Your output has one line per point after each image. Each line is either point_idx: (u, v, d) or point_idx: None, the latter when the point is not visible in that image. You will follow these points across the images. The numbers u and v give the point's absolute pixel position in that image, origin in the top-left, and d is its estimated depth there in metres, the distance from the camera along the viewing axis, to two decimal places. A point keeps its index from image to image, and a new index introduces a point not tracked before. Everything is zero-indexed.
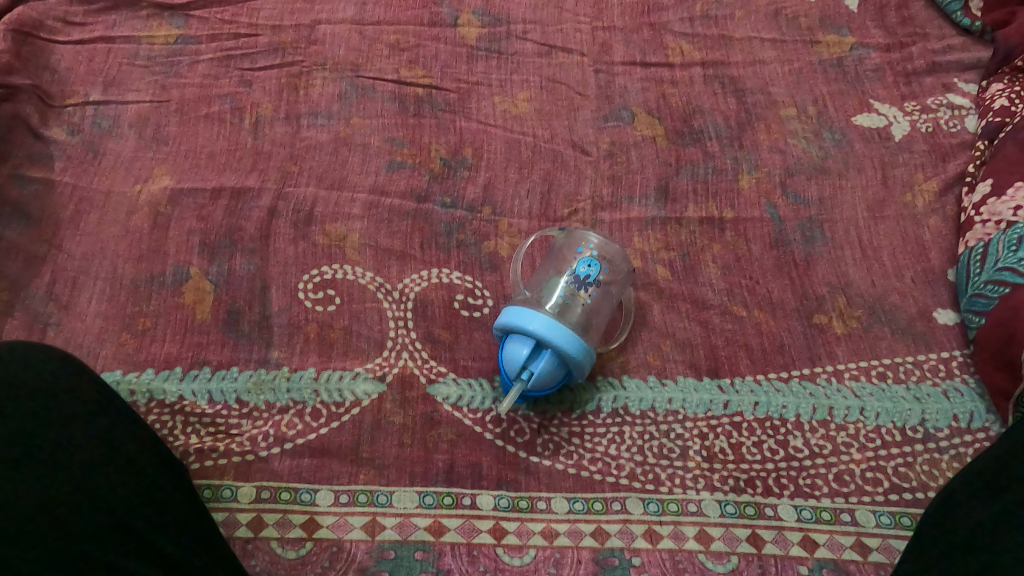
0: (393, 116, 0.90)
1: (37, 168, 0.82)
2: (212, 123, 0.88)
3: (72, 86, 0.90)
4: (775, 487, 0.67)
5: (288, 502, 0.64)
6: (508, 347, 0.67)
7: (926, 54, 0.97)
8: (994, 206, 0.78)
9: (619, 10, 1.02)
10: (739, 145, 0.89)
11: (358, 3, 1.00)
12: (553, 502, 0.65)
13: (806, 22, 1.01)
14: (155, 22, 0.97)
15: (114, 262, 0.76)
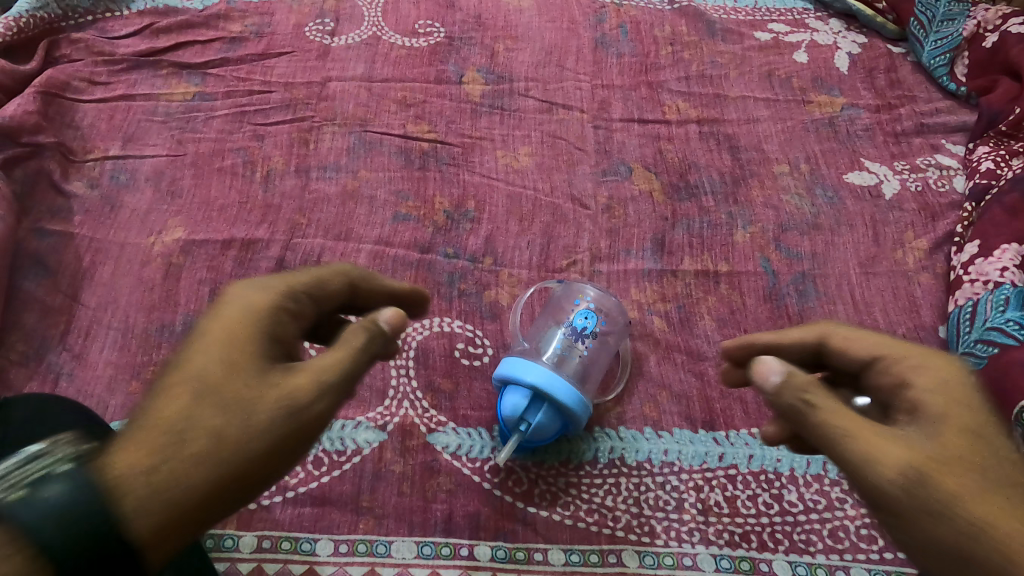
0: (400, 170, 0.93)
1: (57, 221, 0.86)
2: (225, 176, 0.92)
3: (94, 142, 0.94)
4: (770, 542, 0.67)
5: (289, 551, 0.65)
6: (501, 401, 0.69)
7: (914, 116, 1.01)
8: (982, 265, 0.80)
9: (618, 69, 1.07)
10: (734, 201, 0.92)
11: (368, 61, 1.05)
12: (550, 554, 0.66)
13: (798, 83, 1.05)
14: (175, 80, 1.02)
15: (126, 312, 0.79)
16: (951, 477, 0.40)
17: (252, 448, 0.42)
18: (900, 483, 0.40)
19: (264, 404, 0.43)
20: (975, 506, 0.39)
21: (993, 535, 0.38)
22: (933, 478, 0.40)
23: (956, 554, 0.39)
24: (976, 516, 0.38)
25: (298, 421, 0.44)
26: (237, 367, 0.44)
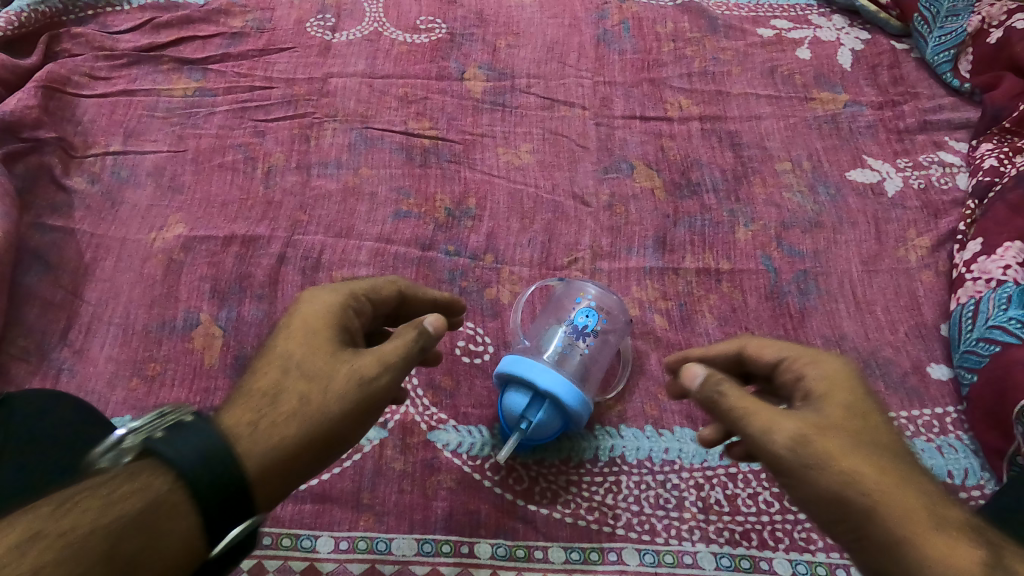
0: (401, 167, 0.93)
1: (58, 217, 0.86)
2: (226, 172, 0.92)
3: (95, 138, 0.94)
4: (770, 541, 0.67)
5: (290, 548, 0.65)
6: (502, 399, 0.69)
7: (917, 113, 1.00)
8: (984, 264, 0.80)
9: (620, 65, 1.06)
10: (736, 199, 0.92)
11: (369, 58, 1.04)
12: (550, 552, 0.66)
13: (801, 79, 1.05)
14: (176, 76, 1.01)
15: (127, 308, 0.79)
16: (833, 438, 0.48)
17: (331, 416, 0.50)
18: (788, 443, 0.48)
19: (341, 379, 0.51)
20: (852, 461, 0.46)
21: (866, 484, 0.45)
22: (816, 440, 0.48)
23: (836, 503, 0.46)
24: (851, 468, 0.46)
25: (369, 393, 0.52)
26: (319, 349, 0.52)
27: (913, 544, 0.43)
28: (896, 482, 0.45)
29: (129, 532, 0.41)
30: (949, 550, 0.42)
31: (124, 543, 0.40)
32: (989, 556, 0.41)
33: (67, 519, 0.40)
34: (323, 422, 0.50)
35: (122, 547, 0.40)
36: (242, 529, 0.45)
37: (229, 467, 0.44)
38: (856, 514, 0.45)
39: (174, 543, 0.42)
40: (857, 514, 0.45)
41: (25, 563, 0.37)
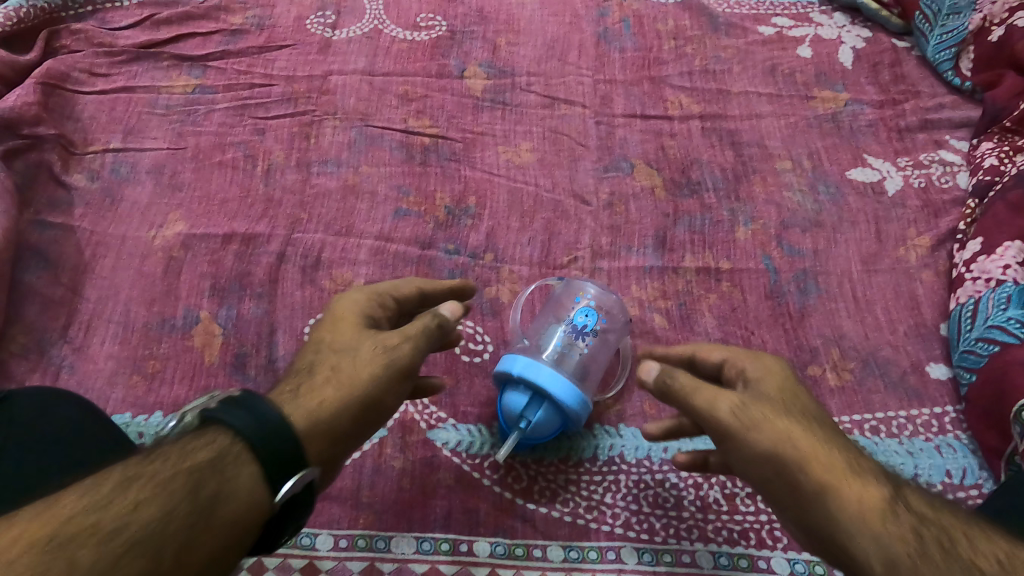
0: (401, 165, 0.93)
1: (58, 214, 0.86)
2: (226, 170, 0.92)
3: (94, 135, 0.94)
4: (769, 540, 0.68)
5: (289, 546, 0.65)
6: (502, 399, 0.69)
7: (918, 111, 1.00)
8: (984, 264, 0.80)
9: (621, 63, 1.06)
10: (736, 198, 0.92)
11: (369, 55, 1.04)
12: (549, 550, 0.66)
13: (802, 78, 1.05)
14: (175, 72, 1.01)
15: (127, 305, 0.79)
16: (766, 407, 0.54)
17: (361, 381, 0.56)
18: (729, 412, 0.54)
19: (367, 350, 0.57)
20: (783, 423, 0.52)
21: (795, 442, 0.51)
22: (751, 408, 0.54)
23: (773, 460, 0.51)
24: (782, 428, 0.52)
25: (395, 360, 0.57)
26: (347, 331, 0.59)
27: (836, 487, 0.48)
28: (820, 440, 0.51)
29: (208, 473, 0.44)
30: (863, 489, 0.48)
31: (205, 484, 0.44)
32: (893, 492, 0.48)
33: (156, 463, 0.43)
34: (353, 386, 0.55)
35: (203, 486, 0.43)
36: (296, 477, 0.47)
37: (276, 421, 0.48)
38: (789, 467, 0.51)
39: (244, 488, 0.45)
40: (790, 468, 0.50)
41: (126, 498, 0.41)
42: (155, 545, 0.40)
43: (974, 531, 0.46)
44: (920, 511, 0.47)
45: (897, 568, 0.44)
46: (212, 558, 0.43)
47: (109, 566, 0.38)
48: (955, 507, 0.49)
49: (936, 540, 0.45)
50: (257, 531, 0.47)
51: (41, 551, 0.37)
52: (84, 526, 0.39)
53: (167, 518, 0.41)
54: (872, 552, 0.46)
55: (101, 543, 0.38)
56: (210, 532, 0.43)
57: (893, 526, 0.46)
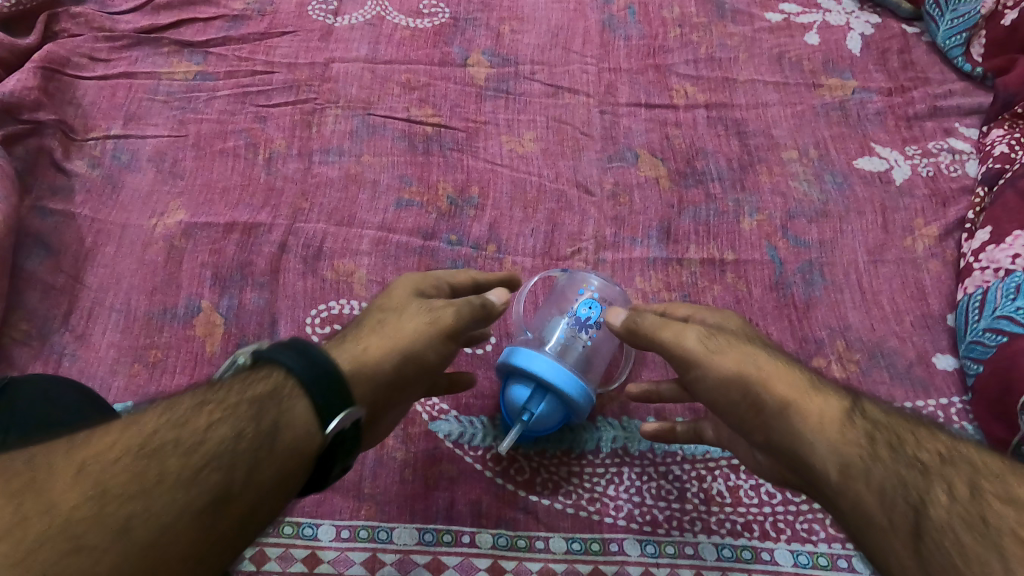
0: (403, 154, 0.92)
1: (59, 201, 0.86)
2: (227, 158, 0.91)
3: (95, 121, 0.93)
4: (772, 532, 0.68)
5: (292, 536, 0.65)
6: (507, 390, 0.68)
7: (927, 99, 0.99)
8: (993, 253, 0.79)
9: (626, 51, 1.05)
10: (741, 188, 0.91)
11: (371, 43, 1.03)
12: (552, 542, 0.66)
13: (809, 66, 1.03)
14: (176, 59, 1.00)
15: (129, 294, 0.79)
16: (731, 341, 0.60)
17: (405, 334, 0.60)
18: (694, 343, 0.59)
19: (414, 310, 0.62)
20: (745, 352, 0.58)
21: (758, 367, 0.56)
22: (716, 340, 0.59)
23: (737, 384, 0.56)
24: (744, 356, 0.57)
25: (439, 321, 0.62)
26: (398, 300, 0.64)
27: (795, 402, 0.53)
28: (782, 366, 0.57)
29: (267, 404, 0.48)
30: (821, 403, 0.53)
31: (265, 413, 0.48)
32: (849, 405, 0.53)
33: (223, 392, 0.48)
34: (398, 340, 0.60)
35: (263, 414, 0.47)
36: (343, 416, 0.51)
37: (325, 362, 0.52)
38: (752, 390, 0.56)
39: (299, 419, 0.49)
40: (753, 389, 0.56)
41: (200, 418, 0.46)
42: (227, 462, 0.44)
43: (921, 430, 0.50)
44: (873, 418, 0.51)
45: (849, 470, 0.48)
46: (275, 483, 0.47)
47: (190, 477, 0.42)
48: (910, 413, 0.53)
49: (886, 442, 0.49)
50: (311, 466, 0.50)
51: (132, 458, 0.42)
52: (166, 440, 0.43)
53: (235, 439, 0.45)
54: (828, 458, 0.50)
55: (182, 455, 0.43)
56: (273, 458, 0.47)
57: (846, 433, 0.50)
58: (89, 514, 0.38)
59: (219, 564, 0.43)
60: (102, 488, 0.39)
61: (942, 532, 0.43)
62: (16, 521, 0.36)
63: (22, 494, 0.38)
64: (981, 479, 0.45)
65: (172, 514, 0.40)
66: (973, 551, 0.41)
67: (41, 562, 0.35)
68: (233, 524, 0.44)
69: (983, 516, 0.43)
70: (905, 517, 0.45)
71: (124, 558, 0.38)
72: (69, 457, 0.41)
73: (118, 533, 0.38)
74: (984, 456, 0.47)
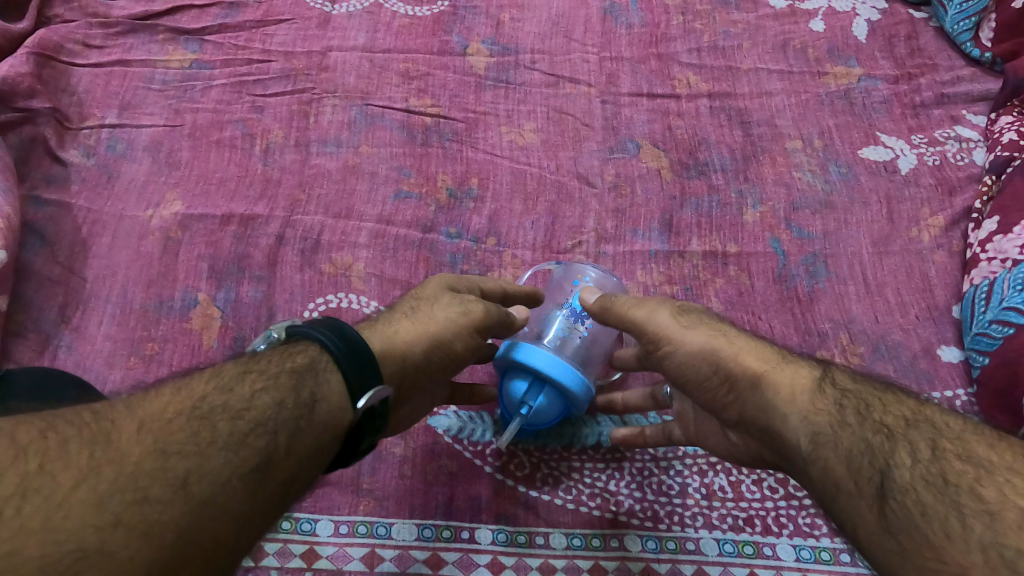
0: (402, 145, 0.91)
1: (53, 190, 0.85)
2: (224, 148, 0.90)
3: (90, 110, 0.92)
4: (774, 526, 0.67)
5: (290, 531, 0.65)
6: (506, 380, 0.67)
7: (934, 86, 0.97)
8: (1000, 243, 0.78)
9: (628, 40, 1.03)
10: (744, 178, 0.90)
11: (370, 31, 1.02)
12: (552, 538, 0.66)
13: (814, 53, 1.02)
14: (171, 46, 0.99)
15: (125, 286, 0.78)
16: (702, 319, 0.59)
17: (437, 322, 0.60)
18: (665, 320, 0.59)
19: (447, 300, 0.62)
20: (716, 329, 0.58)
21: (726, 343, 0.56)
22: (685, 319, 0.59)
23: (708, 359, 0.56)
24: (714, 331, 0.57)
25: (472, 313, 0.61)
26: (432, 289, 0.64)
27: (767, 375, 0.53)
28: (751, 342, 0.56)
29: (304, 375, 0.48)
30: (792, 374, 0.52)
31: (303, 384, 0.48)
32: (820, 375, 0.52)
33: (264, 363, 0.48)
34: (430, 328, 0.59)
35: (302, 386, 0.48)
36: (370, 395, 0.50)
37: (357, 340, 0.52)
38: (724, 365, 0.55)
39: (334, 392, 0.49)
40: (725, 364, 0.55)
41: (244, 386, 0.46)
42: (271, 429, 0.44)
43: (889, 394, 0.50)
44: (843, 386, 0.51)
45: (819, 437, 0.48)
46: (311, 454, 0.46)
47: (239, 439, 0.42)
48: (879, 380, 0.52)
49: (855, 408, 0.48)
50: (341, 441, 0.50)
51: (184, 419, 0.42)
52: (214, 405, 0.43)
53: (278, 408, 0.45)
54: (800, 427, 0.50)
55: (230, 420, 0.43)
56: (311, 428, 0.46)
57: (817, 402, 0.50)
58: (153, 466, 0.38)
59: (264, 529, 0.43)
60: (160, 445, 0.40)
61: (905, 492, 0.42)
62: (88, 469, 0.37)
63: (91, 445, 0.38)
64: (943, 439, 0.44)
65: (225, 473, 0.40)
66: (934, 509, 0.41)
67: (111, 509, 0.35)
68: (278, 489, 0.43)
69: (944, 475, 0.42)
70: (872, 480, 0.44)
71: (184, 510, 0.37)
72: (130, 416, 0.41)
73: (177, 486, 0.38)
74: (947, 418, 0.46)
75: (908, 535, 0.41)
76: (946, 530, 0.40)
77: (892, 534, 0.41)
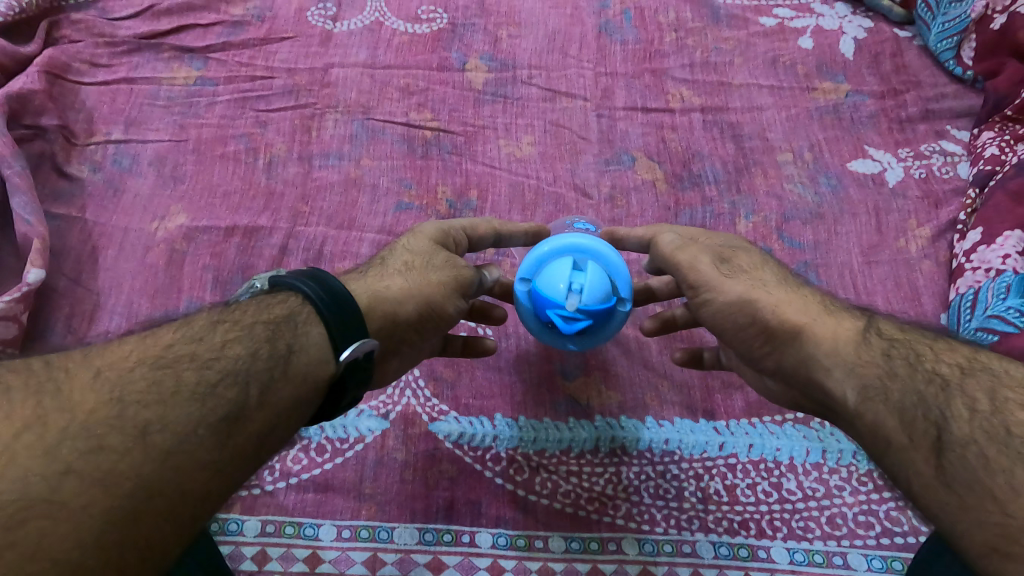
0: (402, 158, 0.93)
1: (60, 205, 0.86)
2: (228, 162, 0.92)
3: (97, 126, 0.94)
4: (768, 530, 0.68)
5: (293, 536, 0.66)
6: (541, 319, 0.64)
7: (920, 102, 1.00)
8: (984, 254, 0.81)
9: (622, 56, 1.06)
10: (737, 190, 0.92)
11: (371, 48, 1.04)
12: (550, 541, 0.67)
13: (803, 69, 1.05)
14: (176, 64, 1.01)
15: (130, 297, 0.80)
16: (740, 268, 0.60)
17: (431, 283, 0.60)
18: (707, 269, 0.60)
19: (439, 261, 0.62)
20: (754, 280, 0.59)
21: (764, 292, 0.57)
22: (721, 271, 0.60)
23: (744, 310, 0.57)
24: (754, 283, 0.59)
25: (462, 276, 0.62)
26: (421, 243, 0.64)
27: (808, 327, 0.55)
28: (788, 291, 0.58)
29: (281, 327, 0.50)
30: (835, 325, 0.55)
31: (279, 336, 0.49)
32: (864, 325, 0.55)
33: (239, 315, 0.50)
34: (422, 288, 0.60)
35: (277, 338, 0.49)
36: (355, 346, 0.51)
37: (341, 293, 0.53)
38: (761, 317, 0.56)
39: (313, 345, 0.50)
40: (761, 317, 0.56)
41: (214, 338, 0.48)
42: (241, 380, 0.46)
43: (940, 344, 0.52)
44: (889, 336, 0.53)
45: (868, 390, 0.50)
46: (288, 407, 0.48)
47: (206, 390, 0.44)
48: (925, 329, 0.55)
49: (904, 359, 0.51)
50: (322, 394, 0.51)
51: (148, 369, 0.44)
52: (180, 356, 0.46)
53: (250, 359, 0.47)
54: (848, 379, 0.51)
55: (197, 370, 0.45)
56: (286, 380, 0.48)
57: (863, 352, 0.52)
58: (108, 415, 0.41)
59: (237, 481, 0.44)
60: (119, 394, 0.42)
61: (966, 447, 0.44)
62: (35, 418, 0.39)
63: (40, 395, 0.40)
64: (1003, 389, 0.46)
65: (190, 424, 0.42)
66: (998, 463, 0.42)
67: (62, 457, 0.38)
68: (252, 440, 0.45)
69: (1006, 426, 0.44)
70: (927, 433, 0.46)
71: (143, 459, 0.40)
72: (87, 366, 0.43)
73: (136, 436, 0.40)
74: (1005, 365, 0.48)
75: (968, 489, 0.43)
76: (1013, 485, 0.41)
77: (953, 489, 0.43)
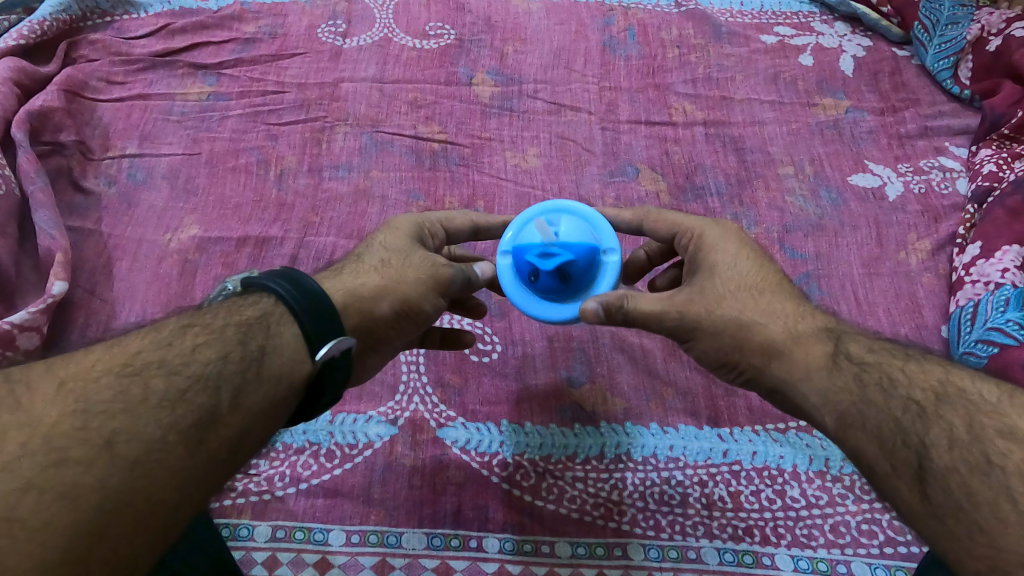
0: (411, 170, 0.95)
1: (76, 218, 0.88)
2: (239, 175, 0.94)
3: (112, 140, 0.96)
4: (772, 537, 0.69)
5: (303, 541, 0.67)
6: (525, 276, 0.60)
7: (918, 119, 1.02)
8: (983, 267, 0.82)
9: (626, 71, 1.08)
10: (739, 202, 0.93)
11: (379, 63, 1.06)
12: (557, 546, 0.68)
13: (803, 85, 1.07)
14: (189, 80, 1.04)
15: (144, 307, 0.81)
16: (701, 300, 0.58)
17: (407, 282, 0.61)
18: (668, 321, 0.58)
19: (415, 257, 0.63)
20: (717, 316, 0.57)
21: (734, 330, 0.57)
22: (690, 310, 0.58)
23: (716, 355, 0.58)
24: (717, 322, 0.57)
25: (440, 275, 0.63)
26: (397, 240, 0.65)
27: (774, 365, 0.56)
28: (761, 319, 0.57)
29: (254, 329, 0.51)
30: (806, 352, 0.55)
31: (251, 337, 0.50)
32: (834, 349, 0.55)
33: (209, 318, 0.51)
34: (399, 287, 0.61)
35: (250, 339, 0.50)
36: (331, 343, 0.52)
37: (313, 290, 0.54)
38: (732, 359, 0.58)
39: (287, 345, 0.51)
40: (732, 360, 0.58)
41: (183, 343, 0.48)
42: (213, 384, 0.46)
43: (911, 365, 0.52)
44: (859, 358, 0.54)
45: (846, 419, 0.51)
46: (264, 406, 0.48)
47: (175, 396, 0.44)
48: (894, 347, 0.55)
49: (877, 384, 0.51)
50: (300, 394, 0.52)
51: (114, 377, 0.44)
52: (148, 362, 0.45)
53: (221, 362, 0.47)
54: (825, 407, 0.53)
55: (166, 376, 0.45)
56: (260, 381, 0.48)
57: (837, 379, 0.53)
58: (71, 428, 0.40)
59: (214, 487, 0.44)
60: (83, 404, 0.41)
61: (948, 475, 0.44)
62: None
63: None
64: (980, 416, 0.46)
65: (159, 431, 0.42)
66: (981, 493, 0.43)
67: (22, 473, 0.37)
68: (225, 445, 0.45)
69: (986, 455, 0.44)
70: (910, 461, 0.47)
71: (109, 469, 0.39)
72: (50, 377, 0.43)
73: (101, 447, 0.40)
74: (978, 387, 0.49)
75: (955, 518, 0.43)
76: (999, 516, 0.41)
77: (940, 518, 0.44)
